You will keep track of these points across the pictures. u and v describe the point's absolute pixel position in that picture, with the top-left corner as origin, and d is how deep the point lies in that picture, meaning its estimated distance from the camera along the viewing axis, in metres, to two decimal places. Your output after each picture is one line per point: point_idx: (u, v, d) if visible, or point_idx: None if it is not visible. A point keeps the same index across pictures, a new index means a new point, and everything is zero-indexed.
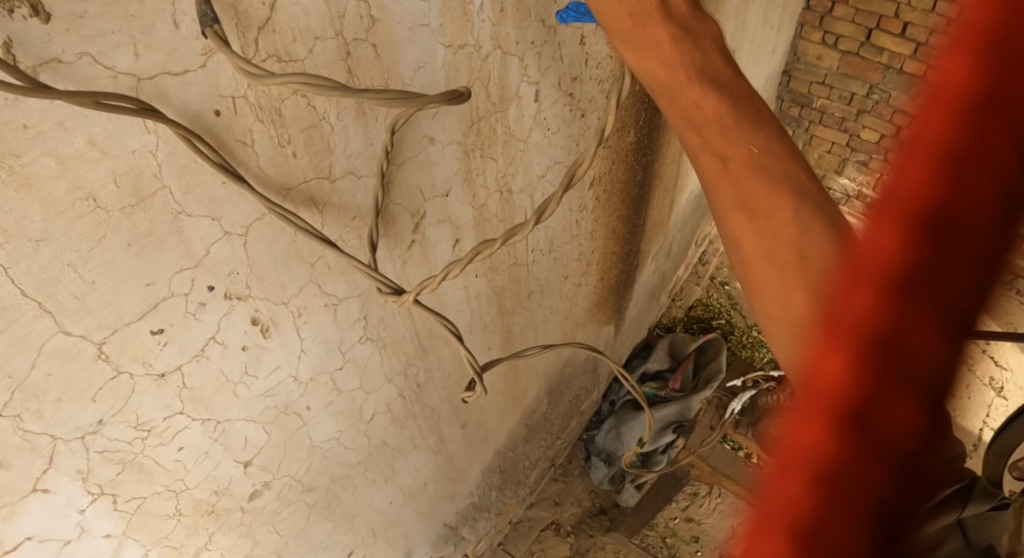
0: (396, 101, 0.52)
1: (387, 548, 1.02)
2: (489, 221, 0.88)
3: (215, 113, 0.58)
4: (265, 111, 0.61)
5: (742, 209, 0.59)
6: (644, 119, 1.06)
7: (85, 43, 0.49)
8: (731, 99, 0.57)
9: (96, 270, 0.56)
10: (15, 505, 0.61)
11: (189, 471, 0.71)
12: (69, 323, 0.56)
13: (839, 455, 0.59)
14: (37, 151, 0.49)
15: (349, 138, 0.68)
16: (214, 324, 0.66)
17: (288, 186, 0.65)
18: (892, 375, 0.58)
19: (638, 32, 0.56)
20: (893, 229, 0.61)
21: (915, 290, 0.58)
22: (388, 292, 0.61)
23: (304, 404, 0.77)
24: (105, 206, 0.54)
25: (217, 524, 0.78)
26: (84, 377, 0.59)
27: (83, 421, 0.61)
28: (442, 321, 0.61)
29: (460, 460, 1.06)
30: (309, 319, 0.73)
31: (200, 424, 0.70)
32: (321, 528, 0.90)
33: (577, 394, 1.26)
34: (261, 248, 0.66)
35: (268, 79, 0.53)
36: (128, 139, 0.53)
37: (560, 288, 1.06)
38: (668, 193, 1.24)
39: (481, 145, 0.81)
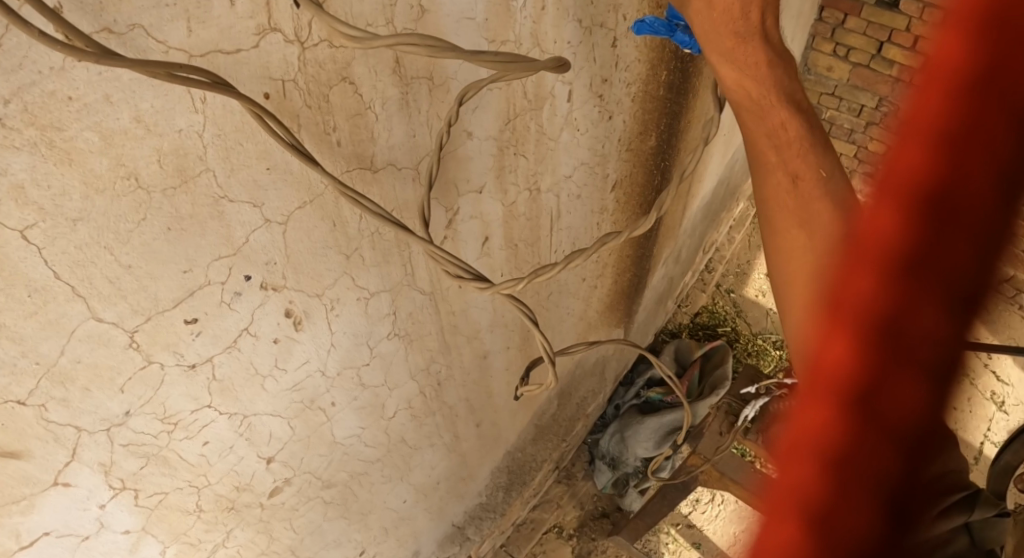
0: (513, 63, 0.52)
1: (397, 547, 1.01)
2: (517, 219, 0.87)
3: (264, 96, 0.56)
4: (313, 97, 0.60)
5: (803, 226, 0.69)
6: (664, 125, 1.05)
7: (139, 14, 0.47)
8: (807, 123, 0.66)
9: (133, 253, 0.54)
10: (35, 497, 0.58)
11: (212, 465, 0.69)
12: (101, 309, 0.54)
13: (843, 432, 0.65)
14: (83, 125, 0.47)
15: (392, 128, 0.67)
16: (248, 315, 0.64)
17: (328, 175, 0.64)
18: (900, 356, 0.63)
19: (741, 52, 0.60)
20: (886, 230, 0.70)
21: (917, 271, 0.67)
22: (468, 278, 0.57)
23: (329, 399, 0.76)
24: (146, 186, 0.52)
25: (236, 520, 0.76)
26: (114, 363, 0.57)
27: (110, 411, 0.59)
28: (518, 306, 0.59)
29: (472, 459, 1.04)
30: (340, 313, 0.71)
31: (227, 417, 0.68)
32: (336, 524, 0.88)
33: (585, 396, 1.25)
34: (300, 237, 0.64)
35: (377, 40, 0.49)
36: (176, 117, 0.51)
37: (577, 288, 1.04)
38: (681, 199, 1.24)
39: (515, 142, 0.80)
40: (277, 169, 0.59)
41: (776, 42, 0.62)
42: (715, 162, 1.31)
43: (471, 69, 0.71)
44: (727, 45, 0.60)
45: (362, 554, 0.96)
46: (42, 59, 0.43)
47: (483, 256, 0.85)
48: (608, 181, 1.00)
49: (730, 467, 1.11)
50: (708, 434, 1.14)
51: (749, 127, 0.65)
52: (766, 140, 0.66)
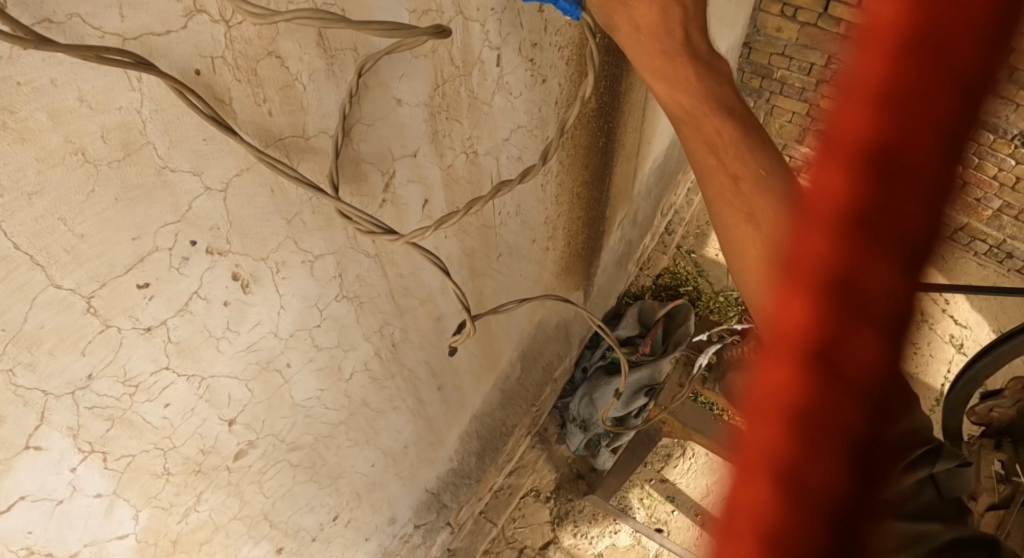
0: (399, 31, 0.61)
1: (371, 512, 1.05)
2: (458, 181, 0.91)
3: (196, 71, 0.59)
4: (243, 71, 0.63)
5: (749, 220, 0.73)
6: (605, 87, 1.07)
7: (77, 4, 0.50)
8: (742, 124, 0.72)
9: (87, 222, 0.57)
10: (9, 461, 0.61)
11: (176, 428, 0.73)
12: (60, 276, 0.58)
13: (817, 388, 0.55)
14: (32, 106, 0.50)
15: (322, 98, 0.71)
16: (198, 279, 0.68)
17: (264, 143, 0.67)
18: (850, 317, 0.56)
19: (670, 68, 0.69)
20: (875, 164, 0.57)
21: (870, 243, 0.57)
22: (381, 233, 0.69)
23: (284, 360, 0.80)
24: (94, 160, 0.55)
25: (205, 484, 0.80)
26: (76, 327, 0.61)
27: (74, 374, 0.62)
28: (427, 255, 0.70)
29: (438, 423, 1.08)
30: (288, 275, 0.75)
31: (186, 379, 0.71)
32: (306, 488, 0.92)
33: (551, 360, 1.30)
34: (241, 203, 0.68)
35: (276, 15, 0.56)
36: (116, 96, 0.54)
37: (528, 251, 1.09)
38: (631, 161, 1.29)
39: (447, 107, 0.84)
40: (215, 140, 0.63)
41: (703, 53, 0.70)
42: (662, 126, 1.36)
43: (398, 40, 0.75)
44: (658, 63, 0.70)
45: (337, 519, 1.00)
46: None
47: (425, 218, 0.89)
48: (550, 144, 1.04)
49: (689, 415, 1.17)
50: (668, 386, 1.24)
51: (689, 137, 0.73)
52: (703, 147, 0.73)
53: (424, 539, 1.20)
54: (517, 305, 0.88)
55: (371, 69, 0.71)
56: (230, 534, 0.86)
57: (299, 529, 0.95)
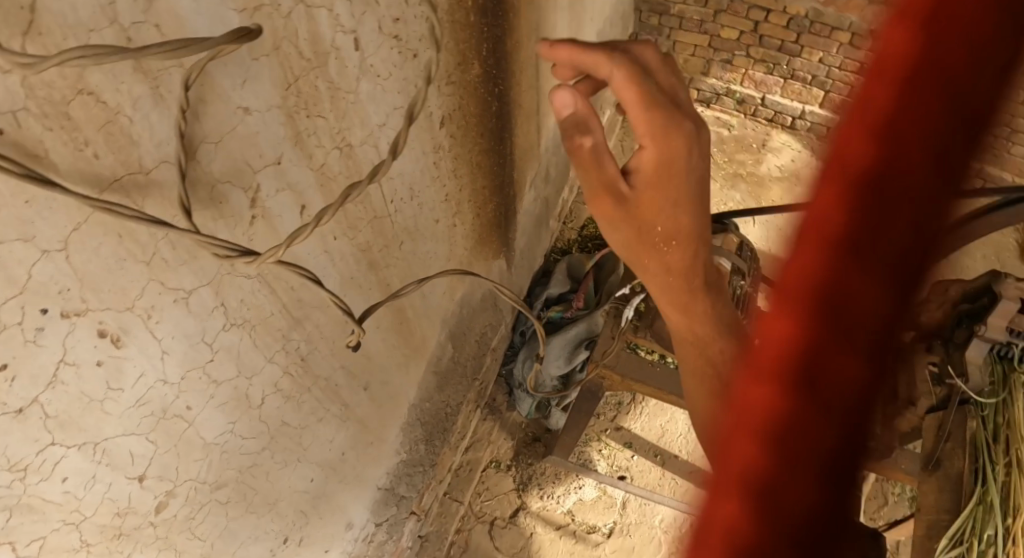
0: (186, 48, 0.56)
1: (323, 524, 1.03)
2: (335, 178, 0.86)
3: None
4: (52, 118, 0.57)
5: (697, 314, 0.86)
6: (484, 50, 1.03)
7: None
8: (714, 342, 0.88)
9: None
10: None
11: (81, 499, 0.70)
12: None
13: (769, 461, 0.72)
14: None
15: (155, 126, 0.65)
16: (60, 346, 0.63)
17: (99, 188, 0.62)
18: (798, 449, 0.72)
19: (656, 188, 0.75)
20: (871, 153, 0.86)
21: (817, 381, 0.74)
22: (239, 256, 0.66)
23: (183, 404, 0.76)
24: None
25: (131, 544, 0.77)
26: None
27: None
28: (298, 271, 0.68)
29: (372, 421, 1.03)
30: (162, 318, 0.71)
31: (77, 449, 0.67)
32: (245, 522, 0.89)
33: (483, 330, 1.27)
34: (88, 257, 0.62)
35: (44, 62, 0.51)
36: None
37: (434, 232, 1.06)
38: (530, 118, 1.25)
39: (305, 105, 0.79)
40: (38, 199, 0.57)
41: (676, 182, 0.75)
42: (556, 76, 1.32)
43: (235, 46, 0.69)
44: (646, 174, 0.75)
45: (287, 540, 0.98)
46: None
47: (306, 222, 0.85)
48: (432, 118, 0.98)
49: (624, 364, 1.13)
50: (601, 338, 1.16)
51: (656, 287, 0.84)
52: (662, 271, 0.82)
53: (390, 534, 1.19)
54: (418, 286, 0.86)
55: (201, 84, 0.66)
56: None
57: None
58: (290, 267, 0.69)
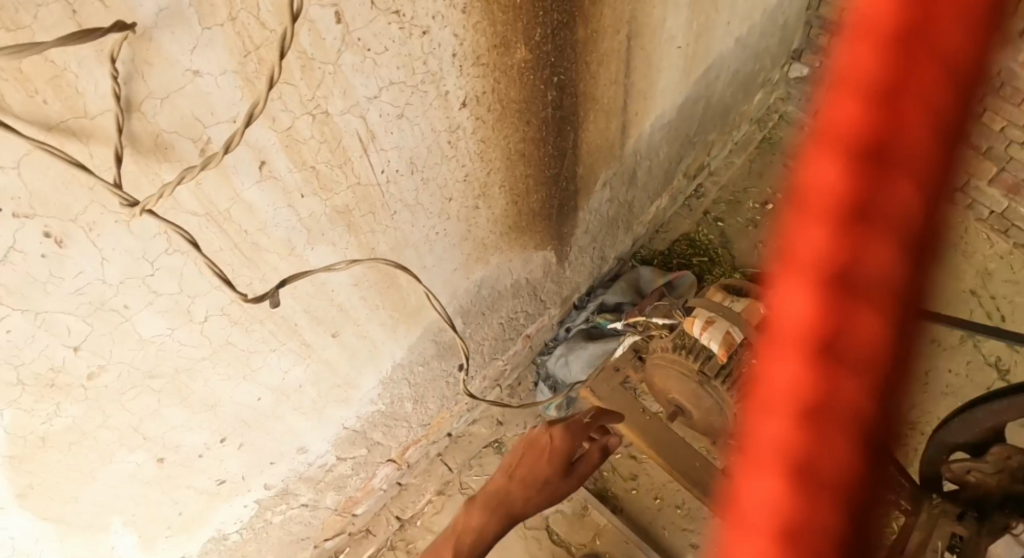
0: (85, 36, 0.64)
1: (268, 440, 1.14)
2: (304, 142, 0.84)
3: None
4: (6, 71, 0.65)
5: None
6: (550, 37, 0.98)
7: None
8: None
9: None
10: None
11: (21, 349, 0.83)
12: None
13: None
14: None
15: (99, 81, 0.70)
16: (8, 237, 0.75)
17: (49, 124, 0.70)
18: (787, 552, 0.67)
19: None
20: (827, 507, 0.66)
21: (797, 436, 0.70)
22: (128, 204, 0.77)
23: (121, 303, 0.86)
24: None
25: (63, 395, 0.90)
26: None
27: None
28: (173, 227, 0.77)
29: (340, 366, 1.10)
30: (103, 234, 0.80)
31: (21, 313, 0.81)
32: (177, 411, 1.01)
33: (513, 314, 1.30)
34: (37, 175, 0.73)
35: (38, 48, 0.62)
36: None
37: (444, 210, 1.05)
38: (614, 116, 1.21)
39: (268, 72, 0.81)
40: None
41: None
42: (659, 76, 1.26)
43: (182, 18, 0.72)
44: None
45: (226, 441, 1.10)
46: None
47: (268, 178, 0.84)
48: (450, 98, 0.95)
49: (632, 416, 1.23)
50: (606, 371, 1.28)
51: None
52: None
53: (357, 470, 1.29)
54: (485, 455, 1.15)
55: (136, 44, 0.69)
56: (100, 440, 0.96)
57: (182, 446, 1.05)
58: (170, 221, 0.78)
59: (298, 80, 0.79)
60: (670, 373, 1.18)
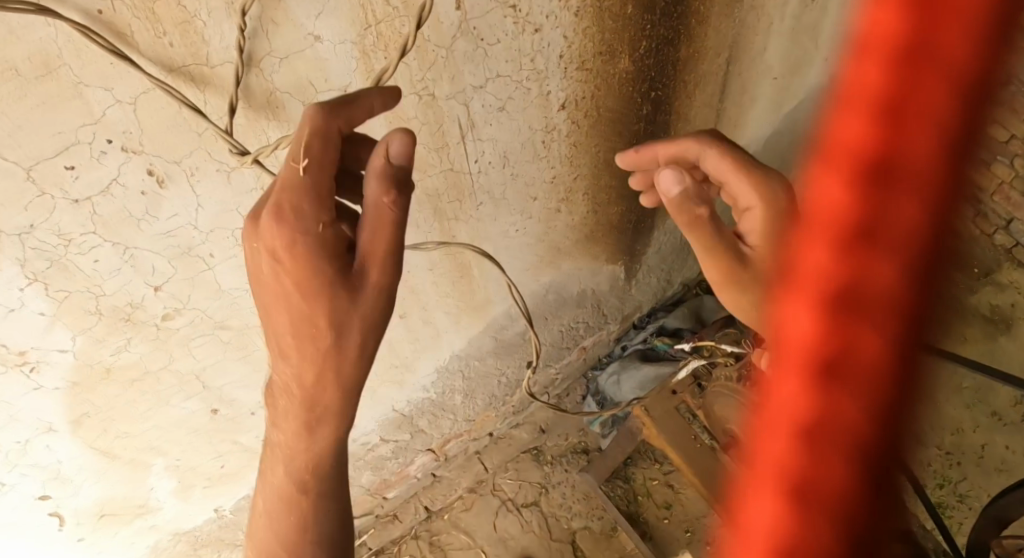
0: None
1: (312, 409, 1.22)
2: (407, 122, 0.85)
3: (98, 11, 0.67)
4: (141, 9, 0.69)
5: None
6: (658, 49, 0.97)
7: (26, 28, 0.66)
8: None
9: (20, 115, 0.71)
10: None
11: (105, 280, 0.87)
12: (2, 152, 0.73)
13: None
14: None
15: (225, 34, 0.74)
16: (115, 169, 0.79)
17: (170, 67, 0.74)
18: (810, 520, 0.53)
19: None
20: (830, 497, 0.53)
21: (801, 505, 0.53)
22: (237, 153, 0.81)
23: (206, 251, 0.91)
24: (21, 73, 0.69)
25: (134, 332, 0.93)
26: (17, 191, 0.76)
27: (17, 222, 0.78)
28: None
29: (401, 349, 1.10)
30: (202, 179, 0.84)
31: (111, 245, 0.85)
32: (234, 367, 1.06)
33: (573, 324, 1.30)
34: (152, 116, 0.77)
35: None
36: (34, 31, 0.66)
37: (526, 208, 1.06)
38: None
39: (384, 46, 0.82)
40: (86, 53, 0.70)
41: None
42: (751, 104, 1.24)
43: None
44: None
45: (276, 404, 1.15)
46: (27, 30, 0.66)
47: None
48: (551, 99, 0.95)
49: (681, 438, 1.21)
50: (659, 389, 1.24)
51: None
52: None
53: (396, 455, 1.29)
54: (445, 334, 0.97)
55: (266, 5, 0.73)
56: (161, 382, 1.01)
57: (235, 401, 1.11)
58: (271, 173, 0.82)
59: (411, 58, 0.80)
60: (727, 403, 1.15)
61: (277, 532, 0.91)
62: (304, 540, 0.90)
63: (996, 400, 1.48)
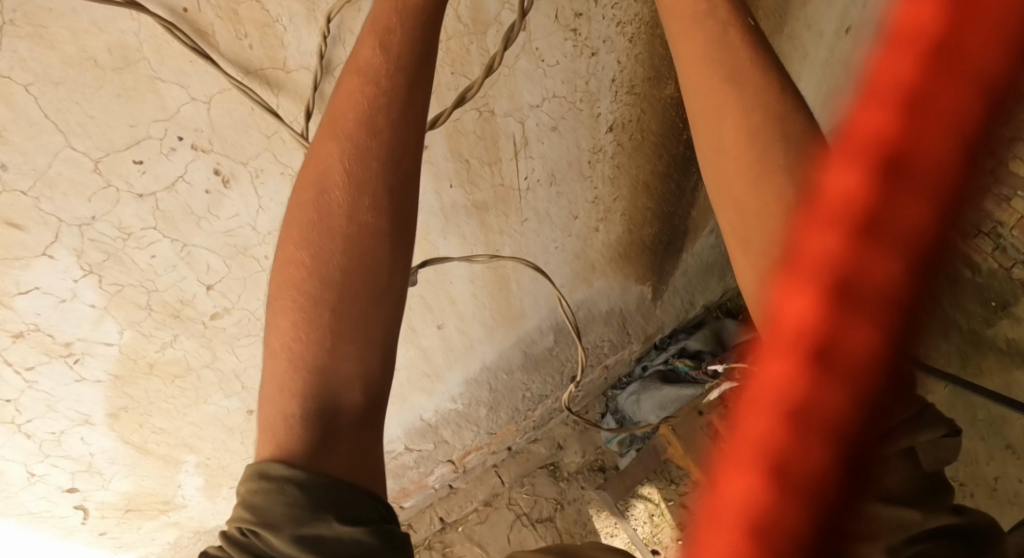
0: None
1: None
2: (466, 136, 0.88)
3: (182, 9, 0.70)
4: (224, 11, 0.71)
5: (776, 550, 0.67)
6: None
7: (112, 21, 0.68)
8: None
9: (96, 108, 0.73)
10: (30, 259, 0.80)
11: (159, 275, 0.88)
12: (75, 142, 0.74)
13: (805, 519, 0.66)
14: (59, 25, 0.67)
15: (302, 39, 0.77)
16: (182, 166, 0.81)
17: (245, 70, 0.76)
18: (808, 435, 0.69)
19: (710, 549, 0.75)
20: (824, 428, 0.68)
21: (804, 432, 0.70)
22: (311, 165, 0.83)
23: (262, 253, 0.92)
24: (102, 66, 0.71)
25: (181, 328, 0.95)
26: (84, 181, 0.77)
27: (80, 212, 0.79)
28: None
29: (436, 358, 1.12)
30: (265, 181, 0.86)
31: (169, 241, 0.86)
32: None
33: (599, 342, 1.33)
34: (222, 115, 0.78)
35: None
36: (118, 23, 0.69)
37: (567, 225, 1.08)
38: None
39: (451, 61, 0.81)
40: (166, 49, 0.72)
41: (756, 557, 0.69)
42: None
43: None
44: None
45: None
46: (113, 23, 0.69)
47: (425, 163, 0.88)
48: (600, 121, 0.97)
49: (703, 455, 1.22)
50: (685, 410, 1.28)
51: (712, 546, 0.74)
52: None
53: (418, 464, 1.29)
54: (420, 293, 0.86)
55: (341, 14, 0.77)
56: (202, 379, 1.02)
57: None
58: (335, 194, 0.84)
59: (475, 74, 0.83)
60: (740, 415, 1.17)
61: (281, 383, 0.70)
62: (296, 409, 0.68)
63: (1009, 433, 1.52)
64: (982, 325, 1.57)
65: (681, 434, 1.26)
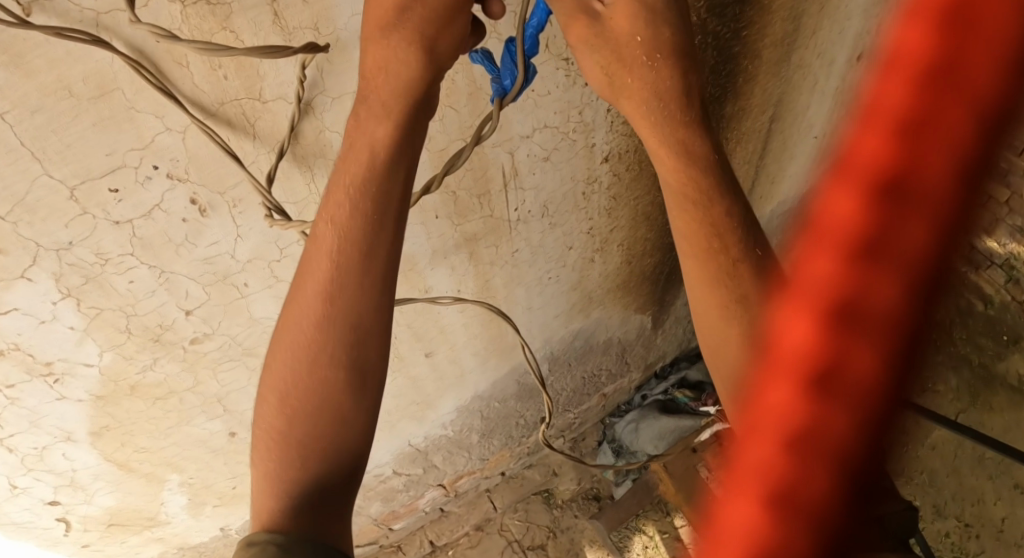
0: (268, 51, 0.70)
1: None
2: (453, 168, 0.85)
3: (153, 43, 0.68)
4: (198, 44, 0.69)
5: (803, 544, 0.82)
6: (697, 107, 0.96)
7: (86, 53, 0.66)
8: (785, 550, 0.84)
9: (72, 137, 0.71)
10: (10, 282, 0.78)
11: (139, 300, 0.87)
12: (51, 169, 0.72)
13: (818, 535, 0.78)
14: (35, 54, 0.64)
15: (281, 69, 0.74)
16: (159, 195, 0.79)
17: (219, 103, 0.74)
18: (814, 446, 0.84)
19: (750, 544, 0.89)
20: (834, 436, 0.83)
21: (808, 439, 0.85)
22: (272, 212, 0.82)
23: (242, 279, 0.91)
24: (78, 96, 0.68)
25: (162, 351, 0.94)
26: (61, 207, 0.75)
27: (58, 237, 0.77)
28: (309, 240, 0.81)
29: (426, 387, 1.10)
30: (245, 211, 0.84)
31: (148, 267, 0.84)
32: None
33: (597, 371, 1.30)
34: (199, 144, 0.76)
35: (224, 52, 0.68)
36: (93, 53, 0.66)
37: (562, 256, 1.05)
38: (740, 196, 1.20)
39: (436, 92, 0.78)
40: (138, 83, 0.70)
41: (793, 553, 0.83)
42: (791, 163, 1.23)
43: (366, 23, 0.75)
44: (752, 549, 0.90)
45: None
46: (86, 54, 0.66)
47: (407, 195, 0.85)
48: (595, 151, 0.93)
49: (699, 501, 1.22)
50: (678, 446, 1.27)
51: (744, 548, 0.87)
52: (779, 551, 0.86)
53: (408, 487, 1.27)
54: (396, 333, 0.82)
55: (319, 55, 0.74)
56: (183, 401, 1.01)
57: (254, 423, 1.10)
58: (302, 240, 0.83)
59: (460, 105, 0.80)
60: None
61: (270, 461, 0.69)
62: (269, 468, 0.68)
63: (1019, 473, 1.44)
64: (994, 359, 1.52)
65: (676, 470, 1.25)
